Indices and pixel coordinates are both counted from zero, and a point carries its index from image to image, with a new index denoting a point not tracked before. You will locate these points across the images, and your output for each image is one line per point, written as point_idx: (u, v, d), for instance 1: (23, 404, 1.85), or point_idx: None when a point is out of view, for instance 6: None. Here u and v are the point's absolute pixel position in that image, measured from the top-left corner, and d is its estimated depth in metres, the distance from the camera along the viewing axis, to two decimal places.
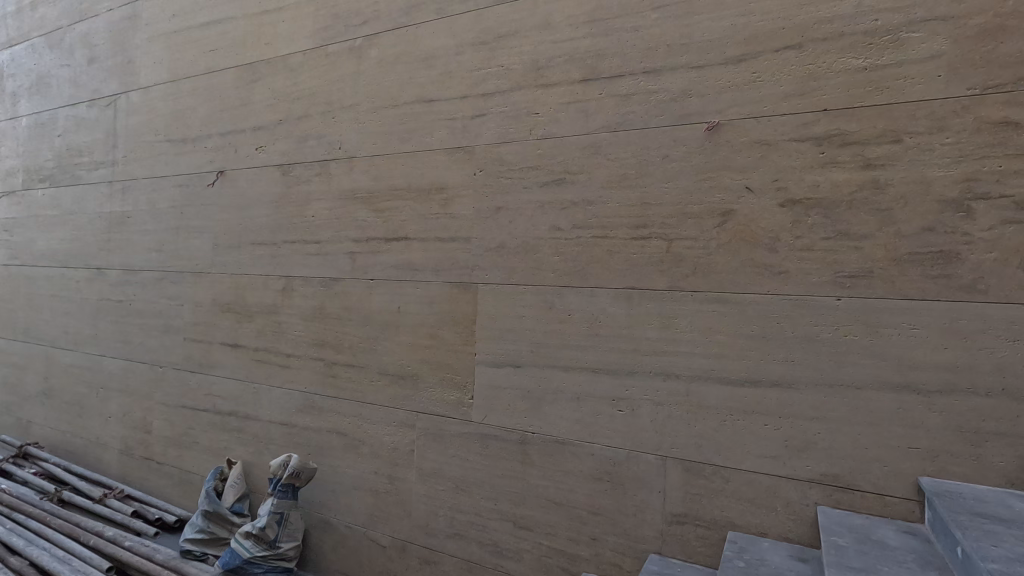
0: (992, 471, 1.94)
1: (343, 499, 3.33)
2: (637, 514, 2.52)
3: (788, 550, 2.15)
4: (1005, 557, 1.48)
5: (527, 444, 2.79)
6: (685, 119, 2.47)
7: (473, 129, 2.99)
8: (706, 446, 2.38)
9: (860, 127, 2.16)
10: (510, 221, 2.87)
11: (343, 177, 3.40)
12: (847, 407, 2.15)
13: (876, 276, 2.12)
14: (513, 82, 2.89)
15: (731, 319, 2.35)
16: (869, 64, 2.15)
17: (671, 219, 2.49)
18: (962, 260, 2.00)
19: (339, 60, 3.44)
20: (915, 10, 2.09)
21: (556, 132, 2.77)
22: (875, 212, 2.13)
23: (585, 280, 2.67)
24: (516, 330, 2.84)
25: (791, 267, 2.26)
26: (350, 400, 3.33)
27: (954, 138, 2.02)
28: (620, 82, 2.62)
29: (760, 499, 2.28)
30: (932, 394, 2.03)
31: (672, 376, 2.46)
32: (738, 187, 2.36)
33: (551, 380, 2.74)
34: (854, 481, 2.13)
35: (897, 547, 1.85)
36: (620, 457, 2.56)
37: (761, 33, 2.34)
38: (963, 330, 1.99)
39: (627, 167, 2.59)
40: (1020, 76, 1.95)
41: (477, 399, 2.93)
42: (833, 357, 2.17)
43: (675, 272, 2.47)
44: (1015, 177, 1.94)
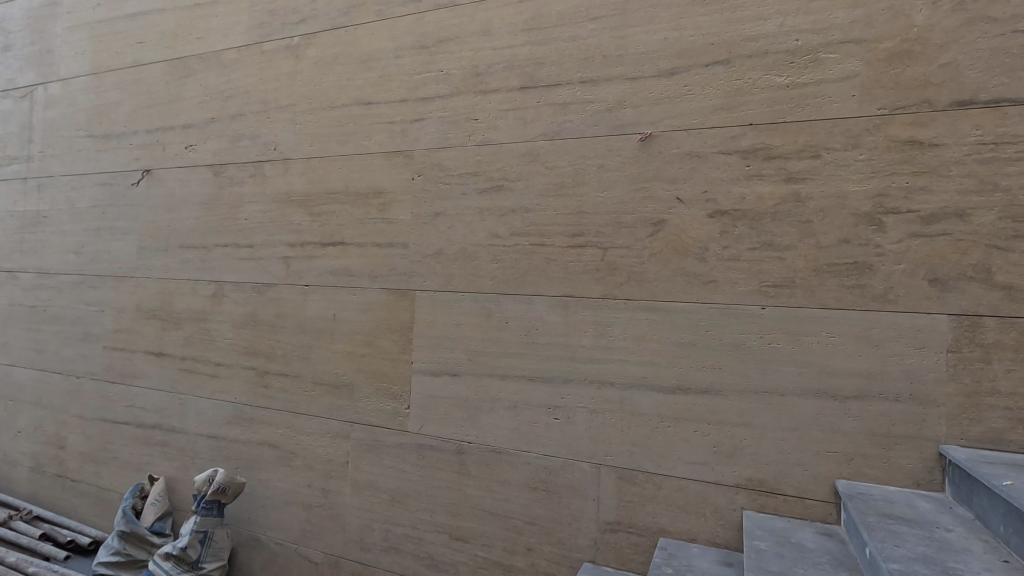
0: (901, 472, 2.04)
1: (273, 515, 3.19)
2: (572, 523, 2.51)
3: (714, 555, 2.19)
4: (904, 557, 1.53)
5: (464, 454, 2.74)
6: (620, 130, 2.51)
7: (412, 133, 2.94)
8: (639, 453, 2.40)
9: (783, 142, 2.24)
10: (449, 227, 2.83)
11: (278, 179, 3.28)
12: (770, 413, 2.21)
13: (797, 286, 2.19)
14: (453, 87, 2.86)
15: (663, 327, 2.39)
16: (790, 82, 2.24)
17: (606, 227, 2.51)
18: (874, 271, 2.10)
19: (275, 58, 3.33)
20: (832, 32, 2.19)
21: (495, 138, 2.75)
22: (797, 224, 2.21)
23: (522, 287, 2.66)
24: (453, 337, 2.79)
25: (720, 277, 2.31)
26: (282, 410, 3.20)
27: (867, 155, 2.12)
28: (558, 91, 2.63)
29: (690, 506, 2.31)
30: (848, 400, 2.11)
31: (606, 383, 2.48)
32: (670, 198, 2.40)
33: (488, 389, 2.70)
34: (777, 486, 2.18)
35: (814, 548, 1.91)
36: (556, 465, 2.55)
37: (691, 48, 2.40)
38: (876, 337, 2.08)
39: (564, 175, 2.60)
40: (925, 99, 2.06)
41: (414, 408, 2.87)
42: (759, 364, 2.24)
43: (610, 280, 2.49)
44: (921, 193, 2.05)
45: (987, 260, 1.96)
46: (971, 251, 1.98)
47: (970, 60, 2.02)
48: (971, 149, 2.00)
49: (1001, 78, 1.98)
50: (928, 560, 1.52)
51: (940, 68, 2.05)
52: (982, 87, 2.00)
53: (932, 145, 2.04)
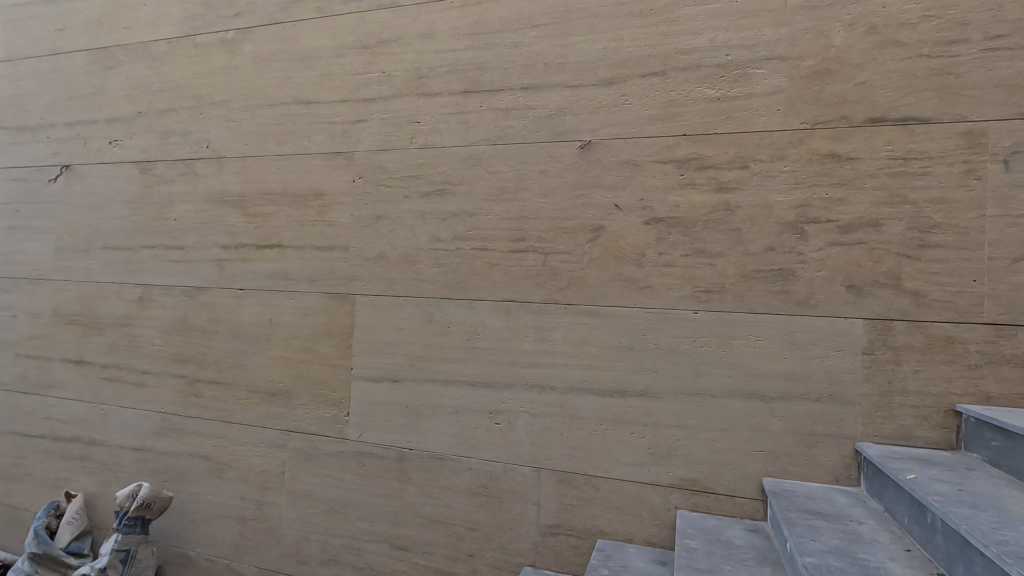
0: (822, 469, 2.14)
1: (204, 530, 3.05)
2: (513, 527, 2.51)
3: (650, 555, 2.24)
4: (820, 550, 1.60)
5: (405, 461, 2.70)
6: (561, 136, 2.54)
7: (354, 134, 2.88)
8: (578, 456, 2.43)
9: (714, 152, 2.32)
10: (391, 231, 2.79)
11: (211, 178, 3.15)
12: (703, 414, 2.28)
13: (727, 291, 2.28)
14: (395, 89, 2.82)
15: (602, 331, 2.43)
16: (721, 95, 2.33)
17: (547, 233, 2.54)
18: (798, 277, 2.20)
19: (208, 52, 3.20)
20: (759, 48, 2.29)
21: (437, 142, 2.73)
22: (727, 232, 2.29)
23: (464, 292, 2.64)
24: (395, 342, 2.75)
25: (656, 282, 2.37)
26: (214, 420, 3.07)
27: (791, 167, 2.23)
28: (500, 96, 2.64)
29: (628, 507, 2.35)
30: (774, 400, 2.20)
31: (547, 387, 2.49)
32: (609, 205, 2.45)
33: (430, 395, 2.67)
34: (709, 485, 2.26)
35: (741, 545, 1.98)
36: (497, 471, 2.55)
37: (630, 58, 2.46)
38: (800, 340, 2.18)
39: (506, 180, 2.61)
40: (843, 115, 2.19)
41: (353, 415, 2.80)
42: (692, 367, 2.30)
43: (551, 284, 2.52)
44: (840, 205, 2.17)
45: (898, 268, 2.10)
46: (884, 259, 2.11)
47: (882, 80, 2.15)
48: (883, 163, 2.13)
49: (910, 98, 2.12)
50: (840, 552, 1.59)
51: (856, 87, 2.18)
52: (892, 106, 2.13)
53: (849, 158, 2.17)
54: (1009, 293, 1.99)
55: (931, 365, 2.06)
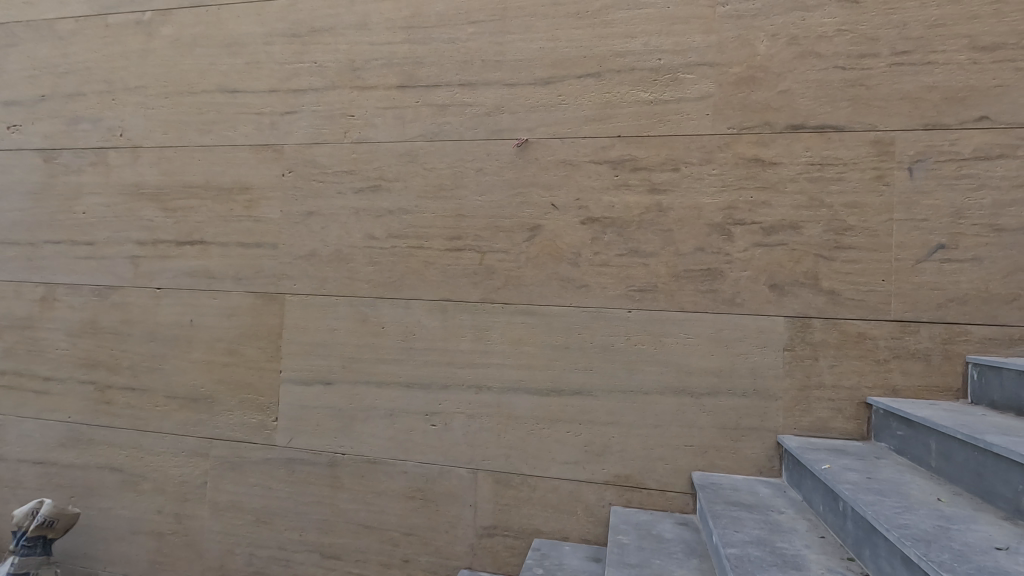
0: (747, 461, 2.23)
1: (117, 547, 2.85)
2: (448, 530, 2.47)
3: (584, 552, 2.25)
4: (742, 541, 1.64)
5: (337, 467, 2.60)
6: (498, 134, 2.52)
7: (283, 126, 2.75)
8: (515, 456, 2.42)
9: (647, 154, 2.37)
10: (323, 228, 2.68)
11: (125, 169, 2.93)
12: (636, 411, 2.32)
13: (659, 290, 2.33)
14: (328, 81, 2.72)
15: (538, 330, 2.43)
16: (653, 99, 2.37)
17: (484, 231, 2.51)
18: (725, 277, 2.27)
19: (122, 34, 2.98)
20: (690, 54, 2.35)
21: (372, 137, 2.65)
22: (659, 233, 2.34)
23: (400, 291, 2.58)
24: (327, 344, 2.64)
25: (591, 281, 2.39)
26: (129, 428, 2.85)
27: (719, 170, 2.30)
28: (437, 92, 2.59)
29: (563, 505, 2.37)
30: (703, 396, 2.27)
31: (484, 387, 2.47)
32: (545, 204, 2.45)
33: (364, 397, 2.59)
34: (642, 480, 2.30)
35: (671, 539, 2.02)
36: (433, 473, 2.50)
37: (566, 59, 2.47)
38: (727, 338, 2.26)
39: (443, 177, 2.57)
40: (767, 121, 2.28)
41: (282, 420, 2.68)
42: (626, 364, 2.34)
43: (488, 284, 2.49)
44: (763, 207, 2.26)
45: (816, 268, 2.20)
46: (803, 259, 2.21)
47: (802, 89, 2.26)
48: (802, 169, 2.23)
49: (826, 107, 2.23)
50: (760, 541, 1.64)
51: (778, 94, 2.27)
52: (811, 114, 2.24)
53: (772, 163, 2.26)
54: (913, 292, 2.13)
55: (845, 360, 2.17)
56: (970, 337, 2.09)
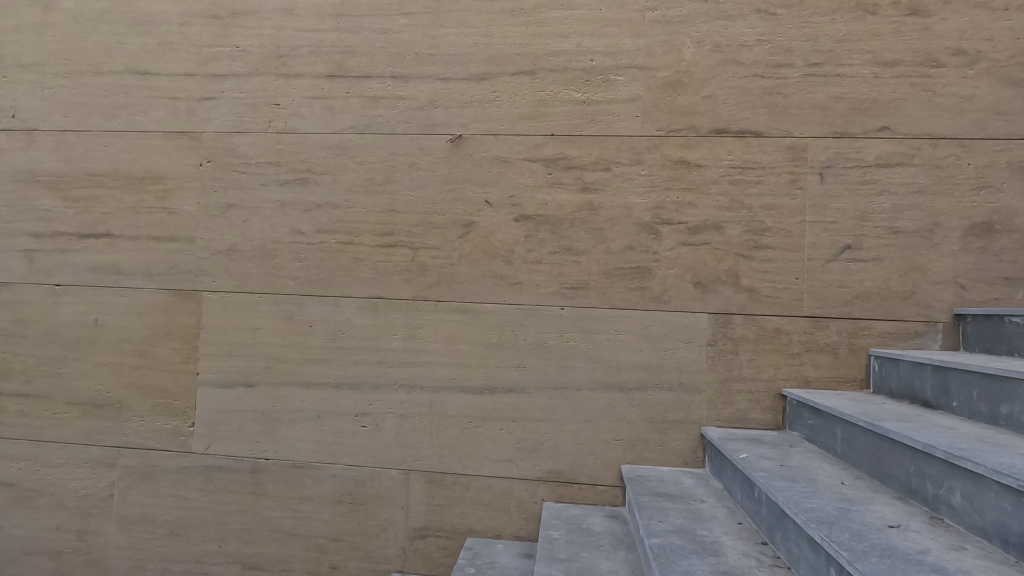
0: (673, 453, 2.30)
1: (8, 570, 2.59)
2: (379, 534, 2.41)
3: (516, 549, 2.25)
4: (664, 531, 1.68)
5: (260, 473, 2.48)
6: (431, 129, 2.48)
7: (201, 113, 2.59)
8: (448, 455, 2.39)
9: (580, 153, 2.40)
10: (245, 221, 2.54)
11: (17, 154, 2.66)
12: (568, 407, 2.35)
13: (591, 288, 2.36)
14: (250, 66, 2.58)
15: (472, 328, 2.41)
16: (585, 99, 2.41)
17: (417, 228, 2.46)
18: (653, 275, 2.34)
19: (14, 4, 2.70)
20: (621, 56, 2.40)
21: (299, 127, 2.54)
22: (591, 231, 2.38)
23: (328, 288, 2.49)
24: (249, 344, 2.51)
25: (525, 278, 2.39)
26: (22, 439, 2.60)
27: (648, 171, 2.36)
28: (368, 84, 2.52)
29: (496, 503, 2.36)
30: (632, 391, 2.32)
31: (416, 387, 2.42)
32: (479, 201, 2.44)
33: (289, 399, 2.48)
34: (573, 475, 2.33)
35: (600, 532, 2.06)
36: (363, 476, 2.42)
37: (500, 55, 2.46)
38: (655, 334, 2.33)
39: (374, 171, 2.49)
40: (692, 124, 2.36)
41: (200, 426, 2.52)
42: (558, 361, 2.36)
43: (420, 281, 2.45)
44: (689, 208, 2.34)
45: (736, 266, 2.31)
46: (725, 259, 2.31)
47: (725, 95, 2.35)
48: (725, 171, 2.33)
49: (746, 113, 2.34)
50: (682, 530, 1.69)
51: (703, 99, 2.36)
52: (733, 119, 2.34)
53: (696, 165, 2.34)
54: (822, 290, 2.27)
55: (763, 354, 2.29)
56: (872, 331, 2.24)
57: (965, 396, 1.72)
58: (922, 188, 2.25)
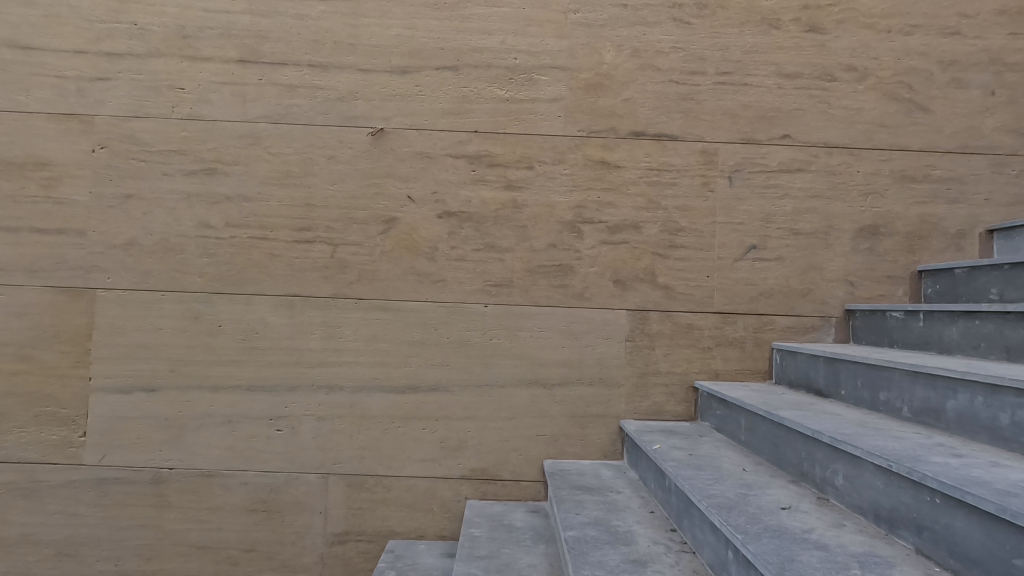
0: (593, 447, 2.36)
1: None
2: (296, 542, 2.31)
3: (440, 549, 2.24)
4: (581, 523, 1.72)
5: (162, 483, 2.31)
6: (351, 122, 2.40)
7: (93, 94, 2.37)
8: (369, 457, 2.33)
9: (503, 151, 2.40)
10: (146, 214, 2.36)
11: None
12: (491, 404, 2.35)
13: (514, 285, 2.37)
14: (151, 47, 2.39)
15: (394, 326, 2.36)
16: (509, 97, 2.41)
17: (336, 223, 2.38)
18: (575, 273, 2.38)
19: None
20: (544, 56, 2.43)
21: (206, 114, 2.39)
22: (515, 229, 2.39)
23: (239, 286, 2.35)
24: (150, 346, 2.33)
25: (448, 276, 2.37)
26: None
27: (570, 170, 2.40)
28: (283, 71, 2.40)
29: (419, 503, 2.33)
30: (554, 387, 2.36)
31: (335, 388, 2.34)
32: (401, 197, 2.39)
33: (195, 404, 2.33)
34: (496, 472, 2.34)
35: (521, 527, 2.08)
36: (277, 483, 2.32)
37: (423, 49, 2.42)
38: (577, 330, 2.37)
39: (290, 163, 2.38)
40: (612, 126, 2.42)
41: (93, 436, 2.31)
42: (482, 358, 2.36)
43: (339, 278, 2.37)
44: (610, 208, 2.40)
45: (653, 265, 2.39)
46: (642, 257, 2.39)
47: (643, 99, 2.43)
48: (643, 173, 2.41)
49: (663, 117, 2.43)
50: (597, 521, 1.73)
51: (623, 102, 2.43)
52: (650, 123, 2.42)
53: (616, 166, 2.41)
54: (731, 287, 2.40)
55: (677, 349, 2.39)
56: (775, 326, 2.40)
57: (852, 384, 1.87)
58: (818, 193, 2.42)
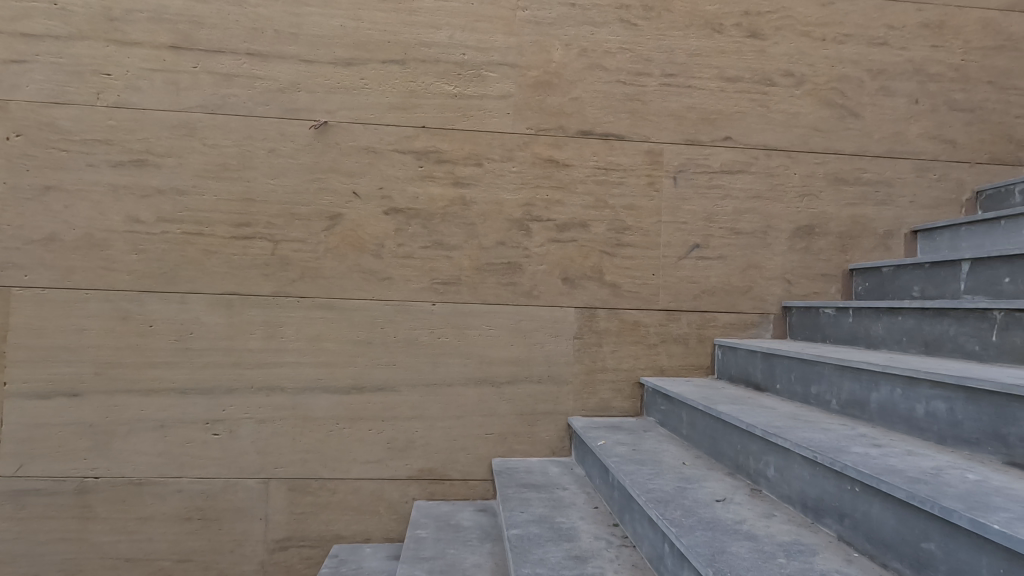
0: (541, 444, 2.37)
1: None
2: (234, 550, 2.23)
3: (386, 551, 2.20)
4: (525, 520, 1.72)
5: (87, 494, 2.18)
6: (293, 114, 2.32)
7: (7, 77, 2.20)
8: (313, 460, 2.26)
9: (451, 148, 2.37)
10: (68, 207, 2.21)
11: None
12: (439, 404, 2.32)
13: (463, 283, 2.35)
14: (73, 28, 2.24)
15: (339, 325, 2.30)
16: (457, 92, 2.39)
17: (277, 218, 2.29)
18: (523, 271, 2.38)
19: None
20: (492, 53, 2.41)
21: (136, 102, 2.25)
22: (463, 226, 2.37)
23: (172, 284, 2.24)
24: (73, 347, 2.19)
25: (395, 273, 2.33)
26: None
27: (518, 168, 2.40)
28: (220, 59, 2.30)
29: (365, 506, 2.28)
30: (502, 385, 2.36)
31: (277, 389, 2.26)
32: (346, 192, 2.32)
33: (124, 409, 2.20)
34: (445, 472, 2.32)
35: (468, 526, 2.06)
36: (214, 489, 2.22)
37: (368, 41, 2.36)
38: (525, 328, 2.37)
39: (227, 156, 2.28)
40: (561, 125, 2.43)
41: (8, 445, 2.16)
42: (430, 357, 2.33)
43: (281, 276, 2.28)
44: (558, 206, 2.41)
45: (601, 263, 2.42)
46: (590, 255, 2.41)
47: (591, 98, 2.45)
48: (591, 172, 2.43)
49: (610, 117, 2.45)
50: (541, 519, 1.73)
51: (571, 101, 2.44)
52: (598, 122, 2.44)
53: (565, 164, 2.42)
54: (676, 285, 2.45)
55: (624, 345, 2.42)
56: (717, 323, 2.47)
57: (786, 378, 1.94)
58: (758, 194, 2.51)
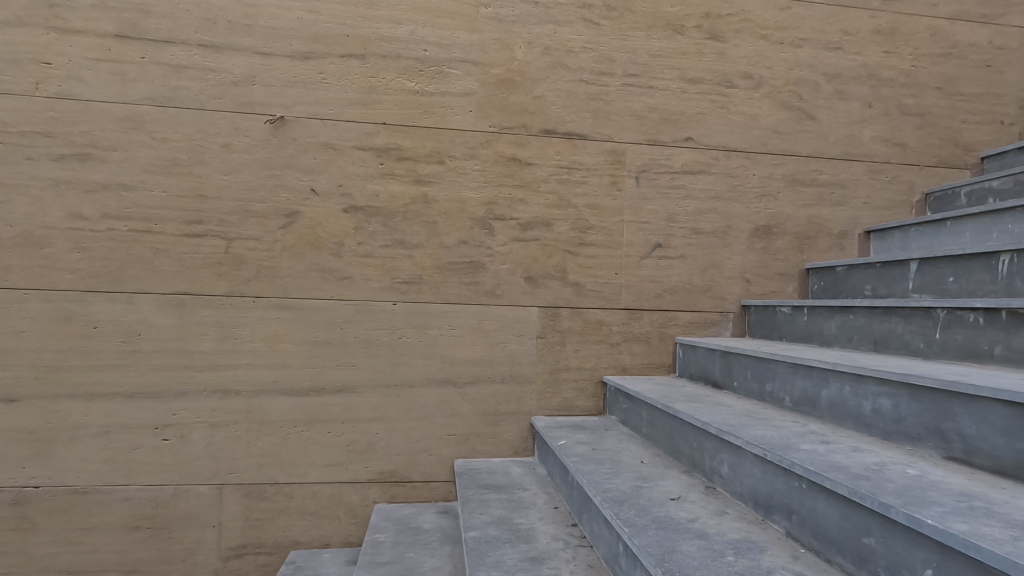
0: (504, 444, 2.36)
1: None
2: (186, 559, 2.15)
3: (345, 556, 2.16)
4: (483, 522, 1.71)
5: (27, 504, 2.08)
6: (248, 108, 2.25)
7: None
8: (269, 464, 2.20)
9: (413, 145, 2.34)
10: (4, 203, 2.10)
11: None
12: (400, 405, 2.29)
13: (424, 282, 2.32)
14: (9, 14, 2.12)
15: (296, 325, 2.24)
16: (419, 89, 2.35)
17: (231, 216, 2.22)
18: (486, 270, 2.36)
19: None
20: (454, 49, 2.38)
21: (78, 93, 2.15)
22: (425, 224, 2.33)
23: (119, 284, 2.15)
24: (10, 351, 2.08)
25: (354, 272, 2.28)
26: None
27: (481, 166, 2.38)
28: (170, 50, 2.21)
29: (324, 510, 2.23)
30: (465, 385, 2.33)
31: (231, 392, 2.19)
32: (304, 189, 2.27)
33: (66, 414, 2.11)
34: (406, 474, 2.28)
35: (429, 529, 2.04)
36: (164, 496, 2.15)
37: (326, 34, 2.30)
38: (488, 328, 2.36)
39: (177, 151, 2.20)
40: (524, 123, 2.42)
41: None
42: (391, 358, 2.29)
43: (235, 275, 2.21)
44: (521, 205, 2.40)
45: (564, 262, 2.42)
46: (553, 254, 2.41)
47: (554, 97, 2.44)
48: (553, 171, 2.43)
49: (573, 116, 2.45)
50: (499, 520, 1.72)
51: (534, 99, 2.43)
52: (561, 121, 2.44)
53: (528, 163, 2.41)
54: (638, 284, 2.47)
55: (587, 345, 2.43)
56: (678, 321, 2.50)
57: (743, 376, 1.97)
58: (718, 194, 2.54)
